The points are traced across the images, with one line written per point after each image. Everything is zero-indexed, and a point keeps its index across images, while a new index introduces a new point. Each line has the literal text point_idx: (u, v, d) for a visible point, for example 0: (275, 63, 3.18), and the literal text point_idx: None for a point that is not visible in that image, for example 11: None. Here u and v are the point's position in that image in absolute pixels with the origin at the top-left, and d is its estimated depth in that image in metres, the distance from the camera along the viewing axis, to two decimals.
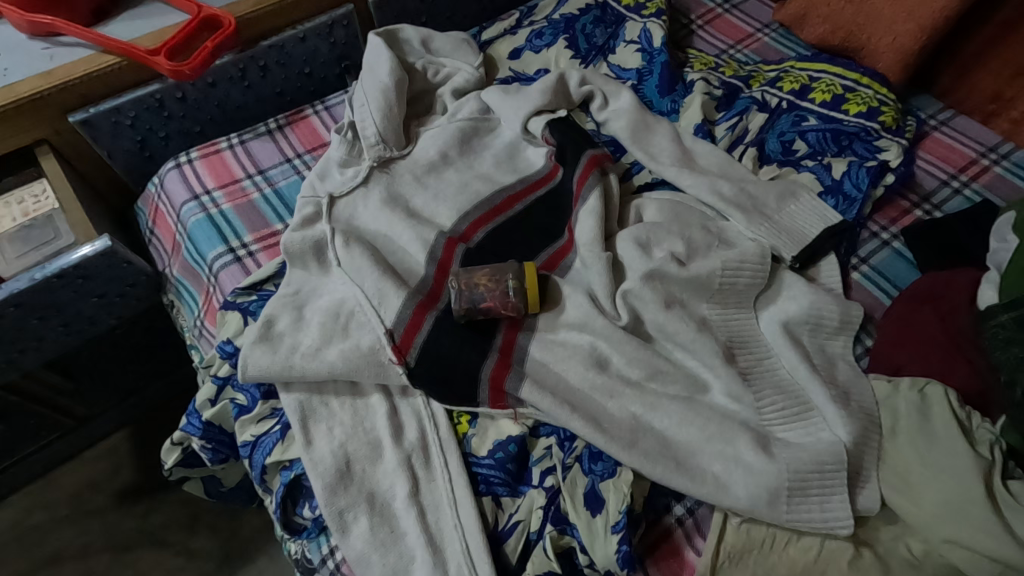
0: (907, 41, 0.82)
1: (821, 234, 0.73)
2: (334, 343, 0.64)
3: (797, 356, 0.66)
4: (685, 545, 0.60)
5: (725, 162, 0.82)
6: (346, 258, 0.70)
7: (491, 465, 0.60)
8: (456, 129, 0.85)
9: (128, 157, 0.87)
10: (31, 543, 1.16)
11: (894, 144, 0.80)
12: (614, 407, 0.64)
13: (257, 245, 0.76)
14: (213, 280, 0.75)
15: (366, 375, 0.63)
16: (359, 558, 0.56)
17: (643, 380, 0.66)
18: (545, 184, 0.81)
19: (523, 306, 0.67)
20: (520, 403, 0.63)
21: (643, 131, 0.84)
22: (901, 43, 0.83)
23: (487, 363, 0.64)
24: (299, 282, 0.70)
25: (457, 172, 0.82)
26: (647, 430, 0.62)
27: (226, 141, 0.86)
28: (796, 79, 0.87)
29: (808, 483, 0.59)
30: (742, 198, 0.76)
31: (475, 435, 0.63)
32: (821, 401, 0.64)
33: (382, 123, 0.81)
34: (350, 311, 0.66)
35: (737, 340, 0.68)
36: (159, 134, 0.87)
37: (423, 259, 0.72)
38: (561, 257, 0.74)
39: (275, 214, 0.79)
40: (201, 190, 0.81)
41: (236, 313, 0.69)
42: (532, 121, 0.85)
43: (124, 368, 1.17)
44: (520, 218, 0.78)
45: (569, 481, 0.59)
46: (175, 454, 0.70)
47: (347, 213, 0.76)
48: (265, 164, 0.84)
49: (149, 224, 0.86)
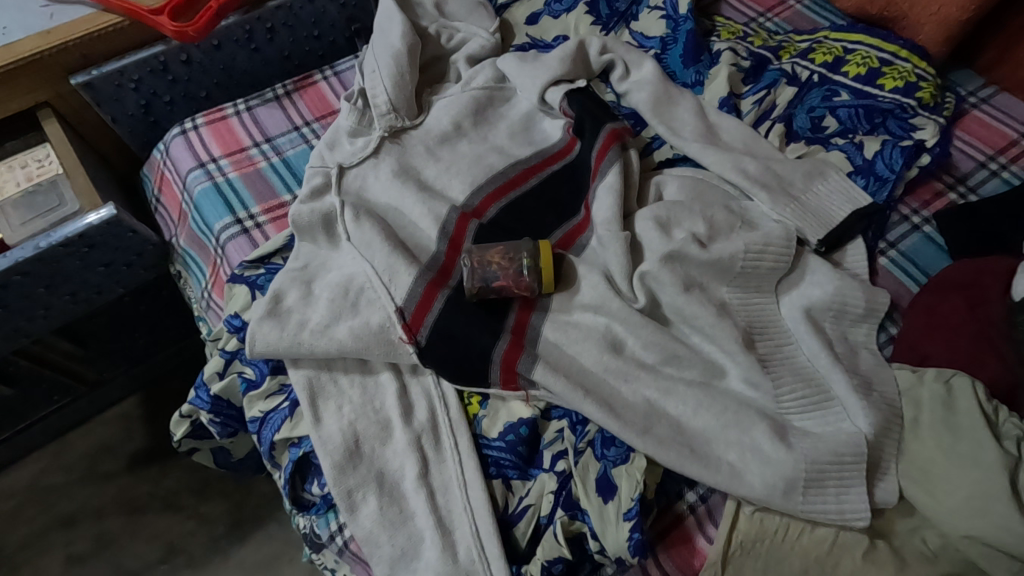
0: (953, 12, 0.76)
1: (848, 217, 0.70)
2: (344, 320, 0.62)
3: (819, 344, 0.64)
4: (697, 533, 0.60)
5: (751, 138, 0.78)
6: (356, 232, 0.67)
7: (502, 448, 0.60)
8: (470, 99, 0.82)
9: (132, 122, 0.84)
10: (47, 504, 1.19)
11: (931, 122, 0.76)
12: (628, 391, 0.63)
13: (265, 216, 0.74)
14: (221, 251, 0.73)
15: (376, 353, 0.62)
16: (368, 538, 0.56)
17: (658, 364, 0.64)
18: (561, 158, 0.78)
19: (537, 286, 0.66)
20: (532, 385, 0.62)
21: (665, 104, 0.81)
22: (946, 13, 0.77)
23: (499, 344, 0.62)
24: (308, 256, 0.69)
25: (471, 144, 0.79)
26: (661, 416, 0.61)
27: (233, 107, 0.83)
28: (830, 51, 0.82)
29: (826, 474, 0.58)
30: (767, 177, 0.73)
31: (486, 416, 0.62)
32: (842, 391, 0.62)
33: (393, 91, 0.78)
34: (359, 287, 0.65)
35: (757, 325, 0.66)
36: (163, 98, 0.85)
37: (435, 235, 0.70)
38: (576, 235, 0.72)
39: (283, 185, 0.76)
40: (206, 158, 0.78)
41: (244, 287, 0.68)
42: (550, 91, 0.81)
43: (134, 335, 1.16)
44: (535, 194, 0.75)
45: (581, 466, 0.58)
46: (183, 427, 0.70)
47: (357, 185, 0.74)
48: (273, 132, 0.82)
49: (155, 192, 0.84)
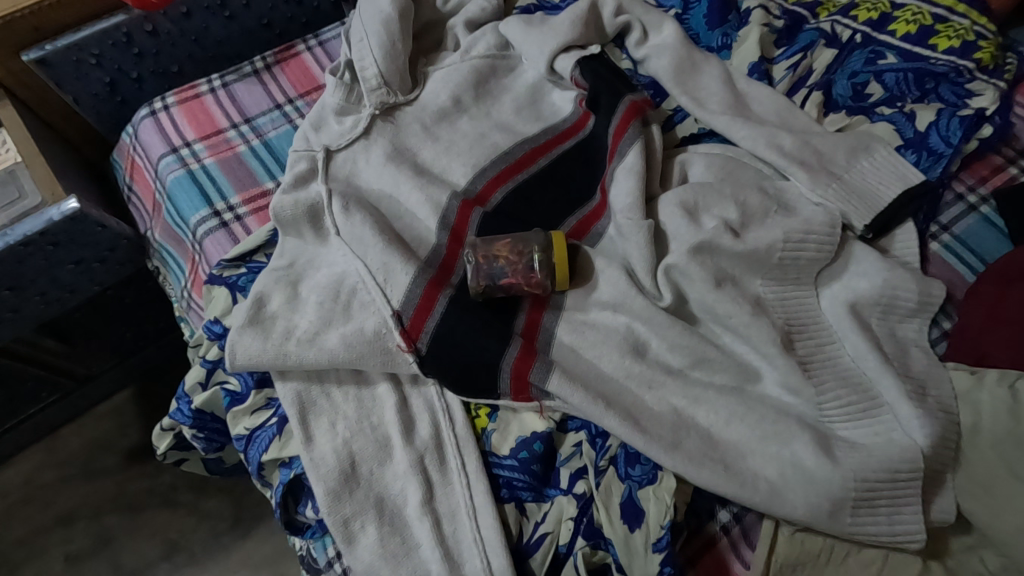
0: None
1: (897, 199, 0.62)
2: (335, 327, 0.56)
3: (865, 344, 0.57)
4: (731, 556, 0.54)
5: (785, 108, 0.70)
6: (346, 225, 0.60)
7: (514, 467, 0.54)
8: (470, 69, 0.73)
9: (97, 102, 0.76)
10: (42, 503, 1.15)
11: (991, 87, 0.67)
12: (652, 399, 0.56)
13: (245, 207, 0.66)
14: (198, 247, 0.66)
15: (371, 364, 0.55)
16: (368, 571, 0.51)
17: (685, 368, 0.58)
18: (573, 135, 0.70)
19: (549, 284, 0.59)
20: (546, 395, 0.56)
21: (688, 72, 0.73)
22: None
23: (509, 351, 0.56)
24: (293, 252, 0.62)
25: (472, 121, 0.71)
26: (690, 427, 0.55)
27: (207, 83, 0.75)
28: (874, 7, 0.73)
29: (877, 493, 0.52)
30: (806, 153, 0.65)
31: (495, 431, 0.56)
32: (893, 397, 0.55)
33: (384, 61, 0.69)
34: (351, 288, 0.58)
35: (796, 323, 0.59)
36: (130, 75, 0.76)
37: (435, 225, 0.63)
38: (591, 223, 0.65)
39: (265, 171, 0.69)
40: (179, 142, 0.71)
41: (223, 288, 0.61)
42: (560, 58, 0.72)
43: (122, 328, 1.11)
44: (545, 176, 0.67)
45: (604, 489, 0.52)
46: (166, 440, 0.64)
47: (346, 170, 0.67)
48: (252, 111, 0.73)
49: (126, 180, 0.76)
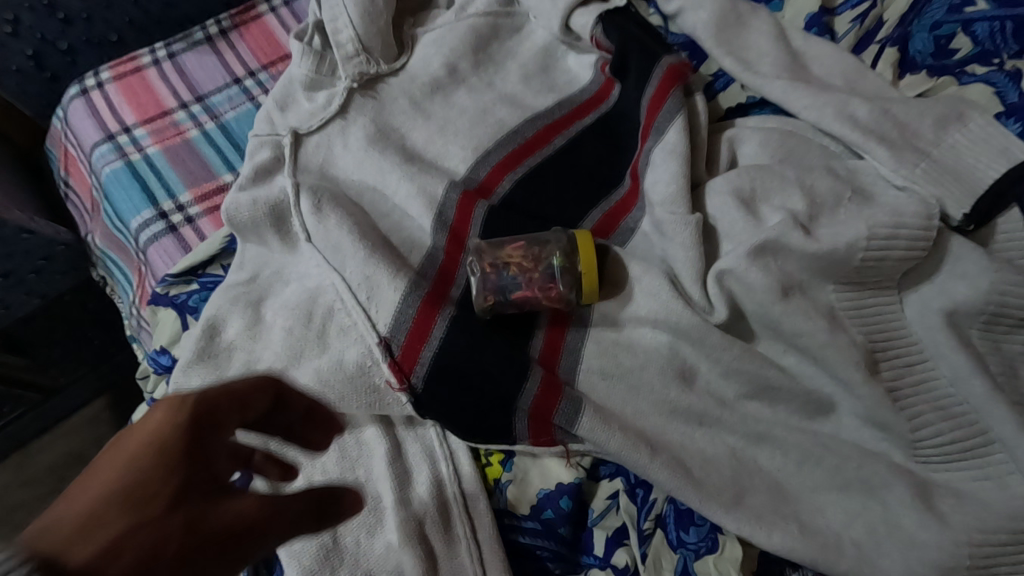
0: None
1: (1007, 174, 0.49)
2: (307, 360, 0.45)
3: (970, 366, 0.46)
4: None
5: (854, 70, 0.57)
6: (319, 229, 0.48)
7: (537, 532, 0.44)
8: (468, 30, 0.60)
9: (23, 81, 0.64)
10: None
11: None
12: (704, 439, 0.46)
13: (198, 207, 0.54)
14: (142, 257, 0.54)
15: (354, 406, 0.44)
16: None
17: (742, 399, 0.47)
18: (595, 108, 0.58)
19: (572, 297, 0.48)
20: (574, 439, 0.45)
21: (733, 27, 0.60)
22: None
23: (528, 388, 0.44)
24: (257, 262, 0.51)
25: (472, 94, 0.58)
26: (753, 474, 0.44)
27: (150, 54, 0.62)
28: None
29: (994, 561, 0.41)
30: (886, 125, 0.52)
31: (512, 483, 0.45)
32: (1008, 435, 0.44)
33: (361, 22, 0.56)
34: (327, 309, 0.46)
35: (881, 338, 0.48)
36: (59, 46, 0.64)
37: (429, 224, 0.51)
38: (620, 216, 0.53)
39: (221, 161, 0.57)
40: (116, 128, 0.58)
41: (171, 310, 0.50)
42: (577, 13, 0.59)
43: None
44: (562, 159, 0.55)
45: (651, 564, 0.43)
46: None
47: (319, 158, 0.54)
48: (205, 88, 0.61)
49: (61, 174, 0.64)
